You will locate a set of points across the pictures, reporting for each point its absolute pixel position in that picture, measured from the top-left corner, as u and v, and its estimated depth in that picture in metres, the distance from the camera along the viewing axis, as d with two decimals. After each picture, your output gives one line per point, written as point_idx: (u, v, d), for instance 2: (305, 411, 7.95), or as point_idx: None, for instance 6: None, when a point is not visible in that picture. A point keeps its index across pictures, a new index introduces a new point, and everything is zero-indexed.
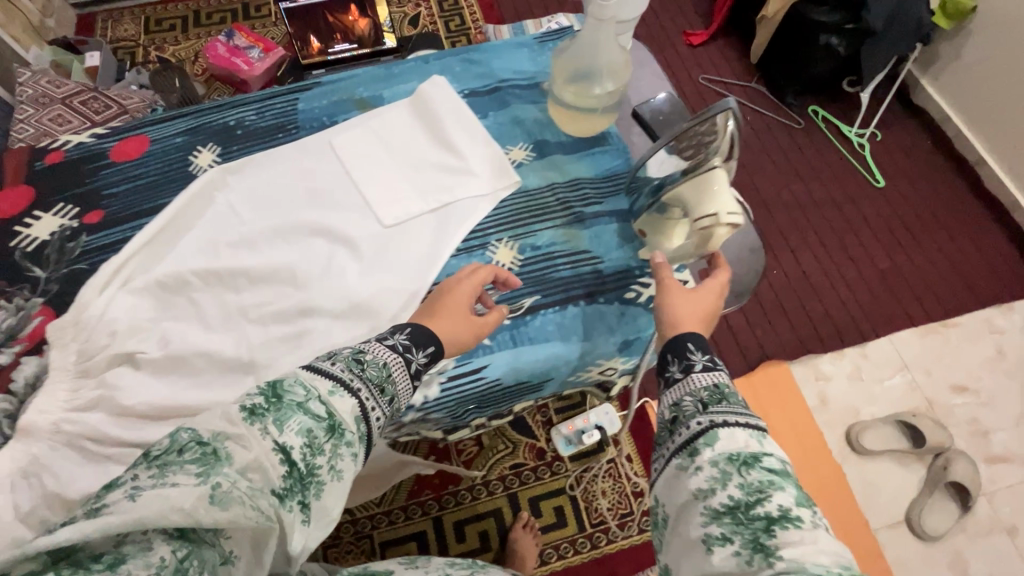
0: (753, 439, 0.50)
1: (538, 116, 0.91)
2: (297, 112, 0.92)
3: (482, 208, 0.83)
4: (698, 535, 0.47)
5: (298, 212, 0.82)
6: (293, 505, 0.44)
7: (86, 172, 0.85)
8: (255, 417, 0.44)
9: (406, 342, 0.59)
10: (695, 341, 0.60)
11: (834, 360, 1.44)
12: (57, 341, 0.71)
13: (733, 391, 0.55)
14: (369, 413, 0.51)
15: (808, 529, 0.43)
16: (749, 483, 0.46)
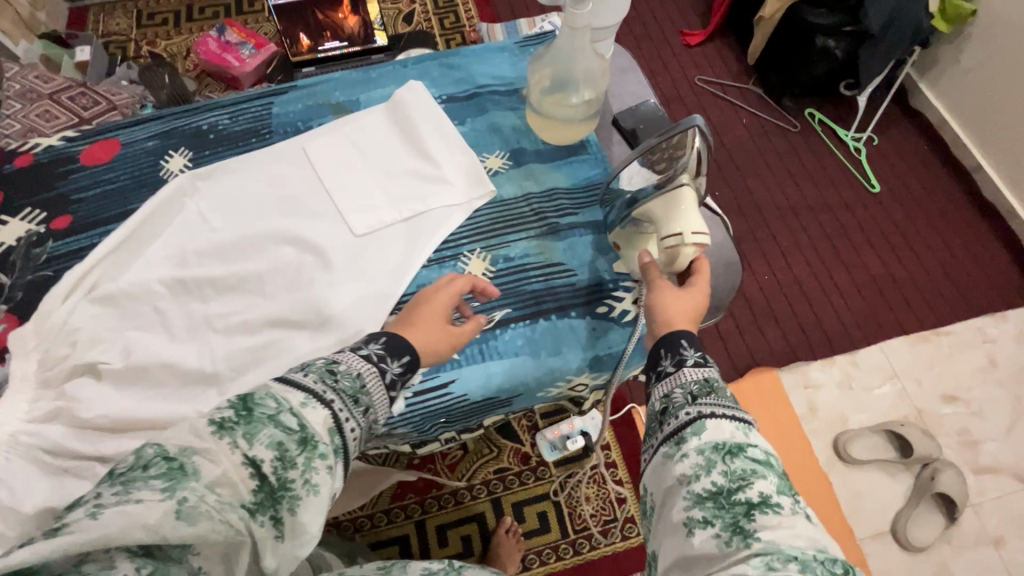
0: (740, 431, 0.50)
1: (516, 124, 0.90)
2: (271, 116, 0.90)
3: (455, 219, 0.82)
4: (680, 519, 0.47)
5: (272, 219, 0.81)
6: (264, 519, 0.42)
7: (56, 176, 0.84)
8: (223, 431, 0.42)
9: (380, 352, 0.56)
10: (687, 339, 0.59)
11: (824, 368, 1.42)
12: (18, 350, 0.70)
13: (723, 386, 0.54)
14: (343, 425, 0.48)
15: (787, 516, 0.43)
16: (733, 469, 0.46)
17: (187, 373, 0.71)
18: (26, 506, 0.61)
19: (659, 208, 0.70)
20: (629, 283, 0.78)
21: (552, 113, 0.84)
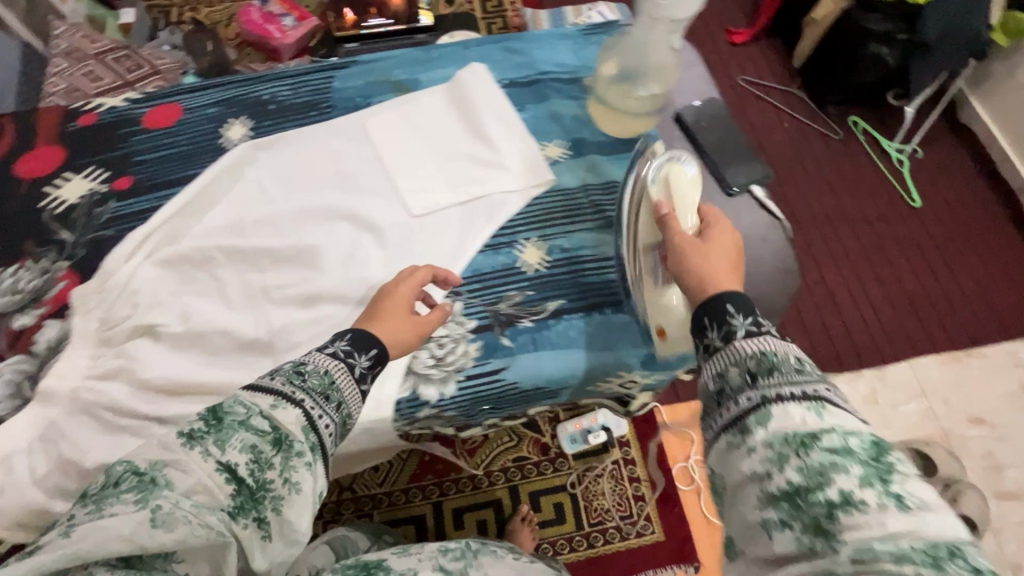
0: (811, 409, 0.42)
1: (577, 113, 0.88)
2: (331, 90, 0.90)
3: (512, 205, 0.81)
4: (754, 517, 0.41)
5: (324, 192, 0.81)
6: (249, 520, 0.45)
7: (119, 137, 0.85)
8: (192, 440, 0.45)
9: (346, 347, 0.57)
10: (738, 304, 0.52)
11: (851, 381, 1.40)
12: (81, 307, 0.71)
13: (785, 357, 0.46)
14: (316, 422, 0.50)
15: (877, 510, 0.36)
16: (805, 462, 0.39)
17: (242, 339, 0.71)
18: (88, 460, 0.63)
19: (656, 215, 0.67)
20: None
21: (617, 104, 0.83)
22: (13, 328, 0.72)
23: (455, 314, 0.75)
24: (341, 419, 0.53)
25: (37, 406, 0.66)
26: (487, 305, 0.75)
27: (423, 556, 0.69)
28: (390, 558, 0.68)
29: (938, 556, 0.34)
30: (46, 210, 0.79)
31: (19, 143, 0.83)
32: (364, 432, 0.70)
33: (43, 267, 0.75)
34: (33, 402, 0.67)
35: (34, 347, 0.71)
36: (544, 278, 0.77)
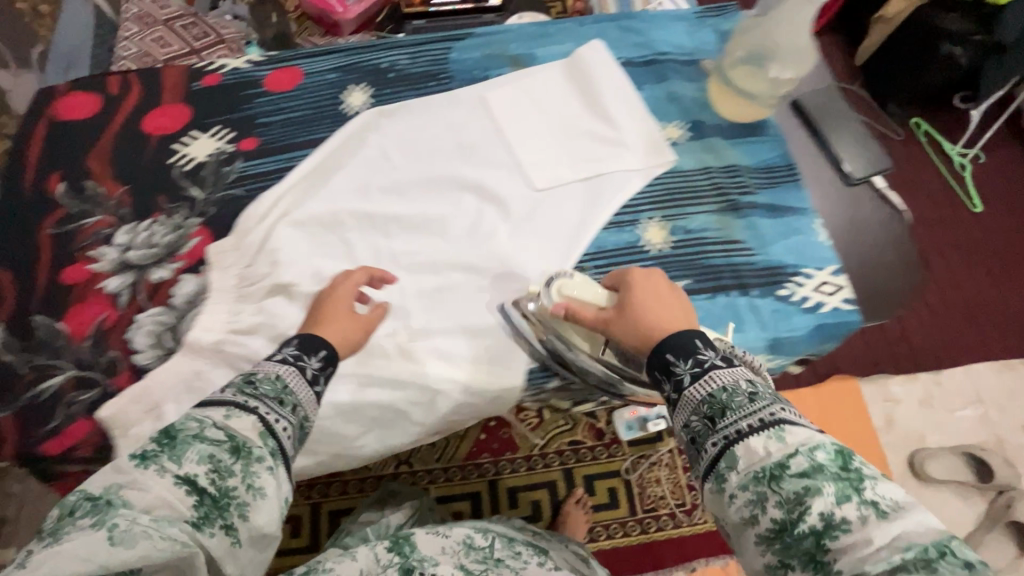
0: (775, 439, 0.43)
1: (696, 95, 0.88)
2: (449, 61, 0.90)
3: (634, 184, 0.81)
4: (763, 563, 0.42)
5: (449, 164, 0.81)
6: (214, 528, 0.42)
7: (242, 98, 0.86)
8: (146, 461, 0.43)
9: (296, 351, 0.56)
10: (672, 351, 0.52)
11: (904, 383, 1.34)
12: (219, 263, 0.73)
13: (734, 393, 0.47)
14: (273, 427, 0.48)
15: (860, 526, 0.38)
16: (784, 496, 0.41)
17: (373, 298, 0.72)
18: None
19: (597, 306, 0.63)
20: (810, 269, 0.77)
21: (744, 88, 0.84)
22: (151, 280, 0.73)
23: None
24: (301, 420, 0.51)
25: (183, 356, 0.68)
26: None
27: (447, 547, 0.66)
28: (421, 536, 0.68)
29: (931, 558, 0.36)
30: (176, 167, 0.80)
31: (146, 100, 0.84)
32: (491, 401, 0.71)
33: (176, 222, 0.76)
34: (179, 352, 0.68)
35: (172, 300, 0.72)
36: (668, 257, 0.77)
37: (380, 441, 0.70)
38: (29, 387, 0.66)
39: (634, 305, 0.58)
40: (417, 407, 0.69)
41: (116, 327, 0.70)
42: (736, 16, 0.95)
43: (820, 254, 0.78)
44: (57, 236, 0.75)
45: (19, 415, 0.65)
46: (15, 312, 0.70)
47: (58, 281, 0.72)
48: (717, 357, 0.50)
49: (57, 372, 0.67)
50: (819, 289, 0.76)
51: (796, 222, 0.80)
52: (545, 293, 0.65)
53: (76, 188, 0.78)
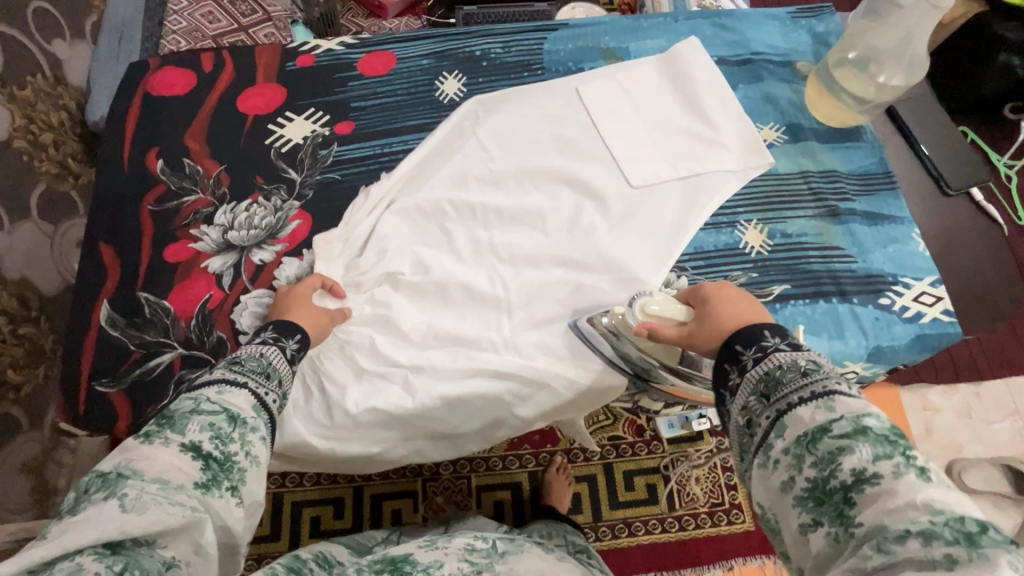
0: (822, 408, 0.40)
1: (792, 97, 0.87)
2: (543, 52, 0.89)
3: (730, 185, 0.81)
4: (794, 526, 0.39)
5: (547, 158, 0.80)
6: (222, 492, 0.38)
7: (337, 80, 0.85)
8: (149, 437, 0.38)
9: (272, 333, 0.50)
10: (738, 339, 0.49)
11: (945, 393, 1.27)
12: (324, 254, 0.72)
13: (791, 370, 0.43)
14: (264, 400, 0.43)
15: (891, 480, 0.36)
16: (818, 457, 0.39)
17: (476, 288, 0.71)
18: (349, 403, 0.65)
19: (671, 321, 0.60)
20: (908, 279, 0.76)
21: (846, 91, 0.82)
22: (253, 261, 0.73)
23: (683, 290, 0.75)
24: (286, 396, 0.46)
25: None
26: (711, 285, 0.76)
27: (449, 551, 0.60)
28: (418, 551, 0.61)
29: (970, 530, 0.32)
30: (273, 147, 0.79)
31: (240, 78, 0.83)
32: (590, 397, 0.70)
33: (275, 204, 0.76)
34: None
35: (275, 283, 0.72)
36: (767, 261, 0.77)
37: (483, 432, 0.70)
38: (139, 364, 0.67)
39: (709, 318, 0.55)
40: (521, 401, 0.68)
41: (220, 307, 0.70)
42: (833, 17, 0.93)
43: (918, 264, 0.77)
44: (157, 212, 0.75)
45: (131, 391, 0.66)
46: (121, 288, 0.71)
47: (161, 259, 0.72)
48: (784, 343, 0.46)
49: (165, 350, 0.68)
50: (918, 300, 0.75)
51: (895, 230, 0.79)
52: (629, 311, 0.63)
53: (174, 165, 0.77)
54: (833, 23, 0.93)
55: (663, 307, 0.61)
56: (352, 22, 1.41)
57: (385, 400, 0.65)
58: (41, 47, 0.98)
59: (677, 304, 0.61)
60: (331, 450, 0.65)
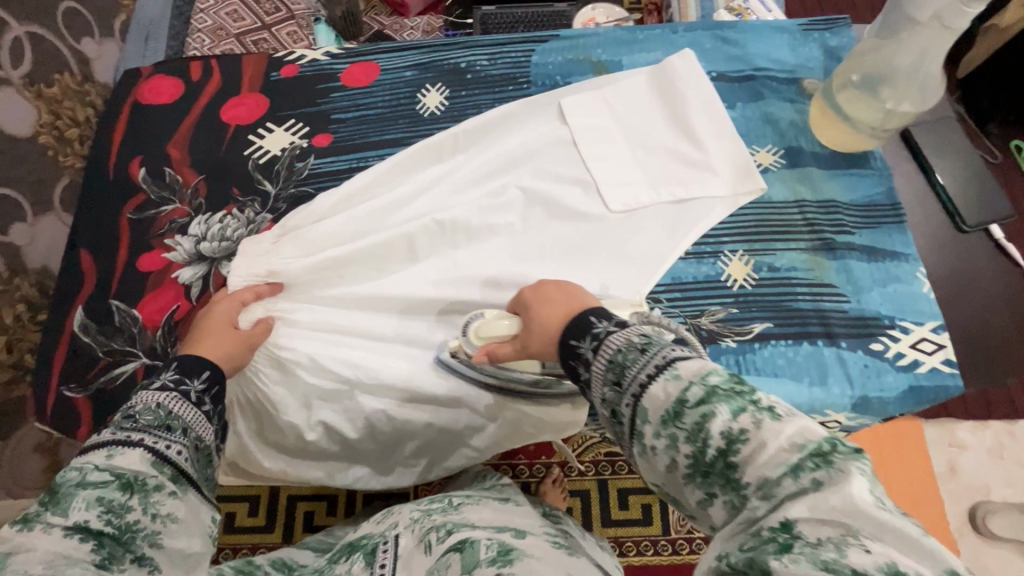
0: (671, 379, 0.40)
1: (794, 118, 0.81)
2: (530, 64, 0.86)
3: (717, 212, 0.76)
4: (694, 501, 0.39)
5: (521, 177, 0.77)
6: (124, 564, 0.41)
7: (319, 91, 0.84)
8: (28, 523, 0.41)
9: (174, 377, 0.52)
10: (572, 334, 0.48)
11: (975, 429, 1.18)
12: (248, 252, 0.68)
13: (632, 355, 0.43)
14: (165, 453, 0.47)
15: (755, 432, 0.36)
16: (687, 430, 0.38)
17: (440, 310, 0.70)
18: (304, 429, 0.65)
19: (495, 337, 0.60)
20: (907, 322, 0.70)
21: (852, 116, 0.76)
22: (222, 273, 0.73)
23: None
24: (195, 441, 0.50)
25: None
26: (688, 317, 0.71)
27: (400, 513, 0.59)
28: (373, 526, 0.61)
29: (824, 451, 0.34)
30: (251, 159, 0.80)
31: (226, 88, 0.84)
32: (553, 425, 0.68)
33: (247, 216, 0.76)
34: None
35: None
36: (749, 296, 0.72)
37: (442, 455, 0.70)
38: (105, 371, 0.69)
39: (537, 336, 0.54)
40: (472, 431, 0.69)
41: (187, 318, 0.71)
42: (849, 30, 0.86)
43: (920, 307, 0.71)
44: (135, 220, 0.76)
45: (96, 397, 0.68)
46: (96, 295, 0.72)
47: (135, 267, 0.74)
48: (611, 325, 0.47)
49: (130, 359, 0.69)
50: (916, 347, 0.69)
51: (897, 268, 0.73)
52: (464, 340, 0.63)
53: (155, 173, 0.79)
54: (848, 37, 0.86)
55: (489, 326, 0.61)
56: (375, 20, 1.38)
57: (335, 420, 0.65)
58: (70, 46, 1.01)
59: (502, 319, 0.60)
60: (284, 471, 0.68)
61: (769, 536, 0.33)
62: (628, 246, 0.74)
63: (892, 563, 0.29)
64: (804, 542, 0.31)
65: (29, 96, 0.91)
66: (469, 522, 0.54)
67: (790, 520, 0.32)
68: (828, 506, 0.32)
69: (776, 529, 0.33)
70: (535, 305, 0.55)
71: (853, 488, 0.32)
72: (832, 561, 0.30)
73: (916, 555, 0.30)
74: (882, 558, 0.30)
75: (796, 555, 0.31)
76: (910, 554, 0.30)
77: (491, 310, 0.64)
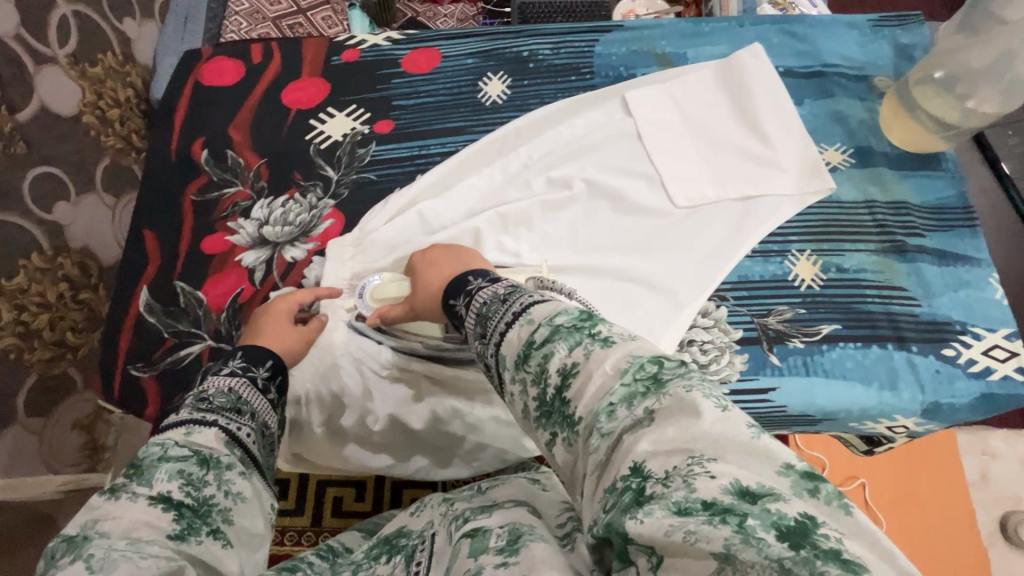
0: (525, 325, 0.40)
1: (864, 117, 0.80)
2: (593, 55, 0.85)
3: (785, 211, 0.75)
4: (545, 445, 0.38)
5: (586, 170, 0.76)
6: (201, 536, 0.40)
7: (380, 77, 0.83)
8: (115, 492, 0.40)
9: (242, 364, 0.53)
10: (450, 295, 0.49)
11: (1008, 438, 1.19)
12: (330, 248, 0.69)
13: (495, 306, 0.43)
14: (237, 435, 0.47)
15: (585, 363, 0.36)
16: (534, 373, 0.38)
17: None
18: (375, 418, 0.66)
19: (393, 297, 0.64)
20: (979, 329, 0.69)
21: (928, 116, 0.74)
22: (284, 258, 0.73)
23: (721, 320, 0.70)
24: (262, 426, 0.50)
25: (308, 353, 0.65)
26: (756, 317, 0.70)
27: (433, 510, 0.54)
28: (409, 519, 0.56)
29: (653, 373, 0.34)
30: (312, 144, 0.80)
31: (287, 71, 0.84)
32: None
33: (310, 202, 0.76)
34: None
35: (304, 282, 0.72)
36: (817, 297, 0.71)
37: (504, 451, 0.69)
38: (171, 352, 0.69)
39: (420, 285, 0.56)
40: None
41: (250, 302, 0.71)
42: (921, 28, 0.84)
43: (993, 314, 0.69)
44: (198, 202, 0.76)
45: (162, 377, 0.68)
46: (160, 274, 0.73)
47: (198, 250, 0.74)
48: (484, 281, 0.47)
49: (195, 340, 0.70)
50: (988, 353, 0.68)
51: (969, 274, 0.72)
52: (360, 304, 0.65)
53: (217, 155, 0.79)
54: (921, 34, 0.84)
55: (385, 290, 0.64)
56: (407, 5, 1.34)
57: (404, 409, 0.66)
58: (112, 25, 1.01)
59: (394, 281, 0.64)
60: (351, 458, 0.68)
61: (624, 487, 0.30)
62: (695, 245, 0.73)
63: (735, 482, 0.28)
64: (655, 480, 0.30)
65: (73, 76, 0.91)
66: (490, 503, 0.48)
67: (639, 462, 0.30)
68: (668, 436, 0.30)
69: (629, 476, 0.30)
70: (422, 268, 0.58)
71: (682, 411, 0.31)
72: (683, 501, 0.28)
73: (753, 463, 0.29)
74: (725, 480, 0.28)
75: (650, 505, 0.29)
76: (748, 465, 0.29)
77: (387, 272, 0.67)
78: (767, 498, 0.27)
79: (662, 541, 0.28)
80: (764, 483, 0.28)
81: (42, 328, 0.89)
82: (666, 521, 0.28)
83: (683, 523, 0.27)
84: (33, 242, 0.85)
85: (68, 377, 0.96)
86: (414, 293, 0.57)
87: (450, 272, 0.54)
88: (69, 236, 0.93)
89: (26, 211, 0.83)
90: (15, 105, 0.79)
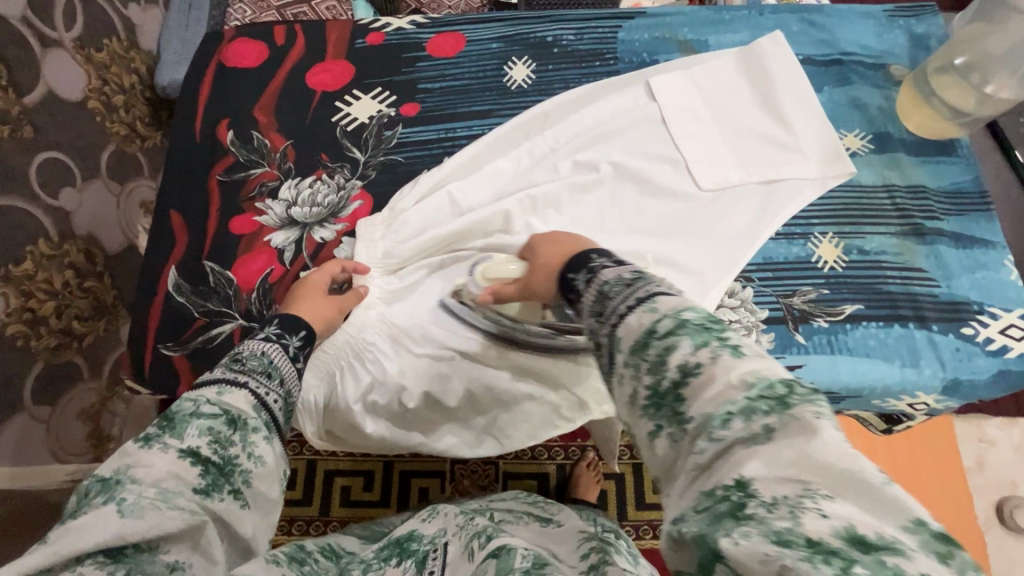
0: (648, 312, 0.36)
1: (882, 104, 0.82)
2: (616, 41, 0.86)
3: (808, 194, 0.76)
4: (644, 434, 0.35)
5: (610, 153, 0.77)
6: (223, 494, 0.38)
7: (406, 60, 0.84)
8: (148, 441, 0.37)
9: (277, 329, 0.50)
10: (568, 268, 0.46)
11: (1004, 425, 1.22)
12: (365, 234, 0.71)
13: (616, 287, 0.40)
14: (265, 400, 0.43)
15: (709, 366, 0.32)
16: (650, 361, 0.35)
17: None
18: (409, 395, 0.66)
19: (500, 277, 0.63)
20: (996, 309, 0.71)
21: (944, 101, 0.76)
22: (314, 238, 0.73)
23: (747, 301, 0.72)
24: (289, 395, 0.46)
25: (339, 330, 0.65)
26: (780, 296, 0.72)
27: (451, 522, 0.55)
28: (421, 526, 0.55)
29: (780, 394, 0.30)
30: (339, 126, 0.79)
31: (311, 53, 0.83)
32: None
33: (338, 182, 0.76)
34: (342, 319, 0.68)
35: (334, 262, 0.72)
36: (840, 278, 0.73)
37: (535, 429, 0.69)
38: (202, 332, 0.69)
39: (539, 262, 0.54)
40: (562, 402, 0.68)
41: (281, 281, 0.71)
42: (936, 19, 0.86)
43: (1009, 294, 0.72)
44: (225, 183, 0.76)
45: (193, 357, 0.68)
46: (189, 255, 0.72)
47: (227, 229, 0.74)
48: (610, 261, 0.44)
49: (227, 320, 0.69)
50: (1005, 332, 0.69)
51: (985, 256, 0.74)
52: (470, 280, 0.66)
53: (243, 137, 0.78)
54: (936, 24, 0.86)
55: (496, 268, 0.64)
56: None
57: (437, 387, 0.66)
58: (119, 11, 1.01)
59: (507, 262, 0.64)
60: (383, 436, 0.68)
61: (722, 495, 0.29)
62: (721, 229, 0.74)
63: (850, 527, 0.25)
64: (759, 502, 0.27)
65: (79, 60, 0.91)
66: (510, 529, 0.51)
67: (746, 479, 0.28)
68: (785, 460, 0.28)
69: (731, 488, 0.28)
70: (542, 247, 0.56)
71: (808, 438, 0.28)
72: (784, 532, 0.26)
73: (876, 509, 0.26)
74: (839, 522, 0.26)
75: (747, 527, 0.27)
76: (870, 510, 0.26)
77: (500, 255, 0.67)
78: (884, 551, 0.24)
79: (754, 568, 0.25)
80: (884, 534, 0.25)
81: (48, 316, 0.85)
82: (762, 548, 0.26)
83: (780, 555, 0.25)
84: (41, 228, 0.83)
85: (73, 366, 0.91)
86: (532, 271, 0.55)
87: (569, 251, 0.52)
88: (75, 222, 0.91)
89: (33, 194, 0.81)
90: (22, 87, 0.78)
